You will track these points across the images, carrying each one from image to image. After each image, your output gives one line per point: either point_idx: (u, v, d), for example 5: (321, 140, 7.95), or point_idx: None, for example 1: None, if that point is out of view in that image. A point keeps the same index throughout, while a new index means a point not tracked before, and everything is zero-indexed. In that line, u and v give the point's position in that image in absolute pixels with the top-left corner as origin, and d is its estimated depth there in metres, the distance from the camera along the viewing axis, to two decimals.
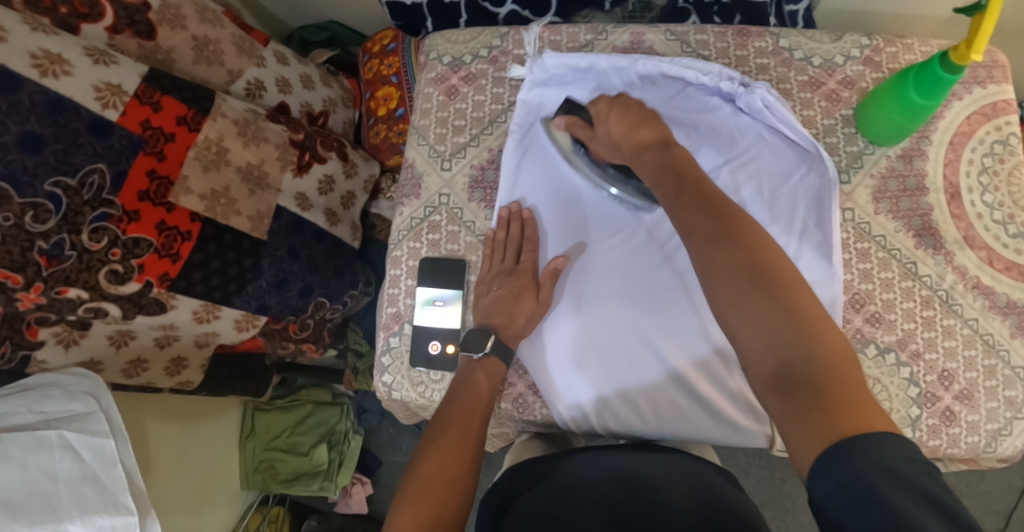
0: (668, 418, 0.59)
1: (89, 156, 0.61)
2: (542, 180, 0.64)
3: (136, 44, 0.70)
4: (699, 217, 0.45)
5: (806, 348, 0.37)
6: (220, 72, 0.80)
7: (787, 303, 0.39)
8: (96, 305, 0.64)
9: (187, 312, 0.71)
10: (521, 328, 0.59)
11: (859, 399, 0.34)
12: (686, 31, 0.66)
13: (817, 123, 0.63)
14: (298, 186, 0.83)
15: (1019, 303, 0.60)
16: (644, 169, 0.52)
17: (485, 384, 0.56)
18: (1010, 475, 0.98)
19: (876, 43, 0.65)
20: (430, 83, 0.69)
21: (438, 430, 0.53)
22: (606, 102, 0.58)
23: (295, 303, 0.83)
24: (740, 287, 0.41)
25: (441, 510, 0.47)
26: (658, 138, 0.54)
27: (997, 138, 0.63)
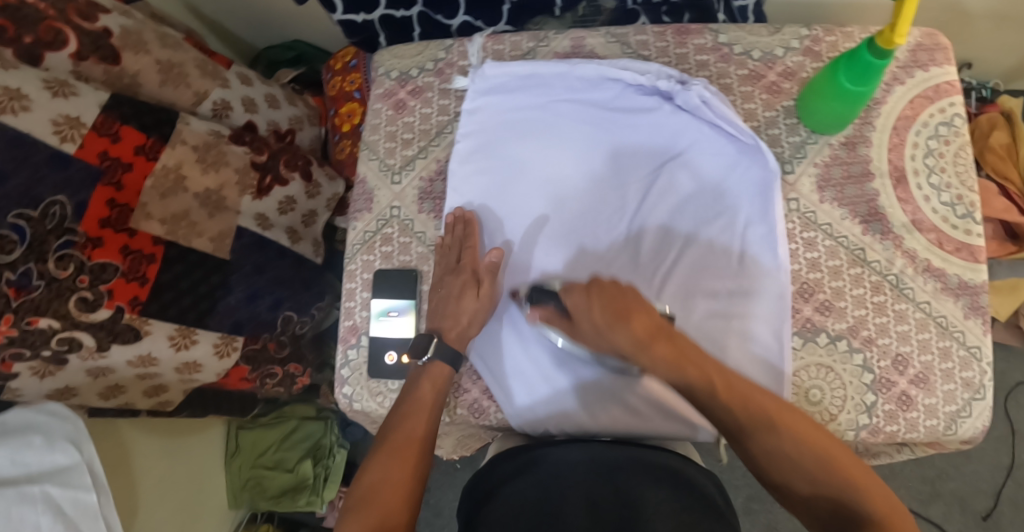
0: (622, 421, 0.59)
1: (52, 188, 0.62)
2: (486, 185, 0.64)
3: (101, 70, 0.71)
4: (733, 401, 0.48)
5: (850, 492, 0.45)
6: (187, 93, 0.81)
7: (821, 456, 0.47)
8: (70, 335, 0.63)
9: (162, 337, 0.72)
10: (465, 328, 0.60)
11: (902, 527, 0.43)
12: (626, 33, 0.66)
13: (758, 116, 0.63)
14: (258, 207, 0.84)
15: (972, 284, 0.60)
16: (649, 354, 0.48)
17: (430, 391, 0.57)
18: (997, 453, 1.00)
19: (816, 33, 0.65)
20: (379, 98, 0.70)
21: (385, 434, 0.55)
22: (581, 292, 0.50)
23: (266, 317, 0.85)
24: (778, 453, 0.47)
25: (388, 512, 0.49)
26: (652, 330, 0.48)
27: (941, 120, 0.63)
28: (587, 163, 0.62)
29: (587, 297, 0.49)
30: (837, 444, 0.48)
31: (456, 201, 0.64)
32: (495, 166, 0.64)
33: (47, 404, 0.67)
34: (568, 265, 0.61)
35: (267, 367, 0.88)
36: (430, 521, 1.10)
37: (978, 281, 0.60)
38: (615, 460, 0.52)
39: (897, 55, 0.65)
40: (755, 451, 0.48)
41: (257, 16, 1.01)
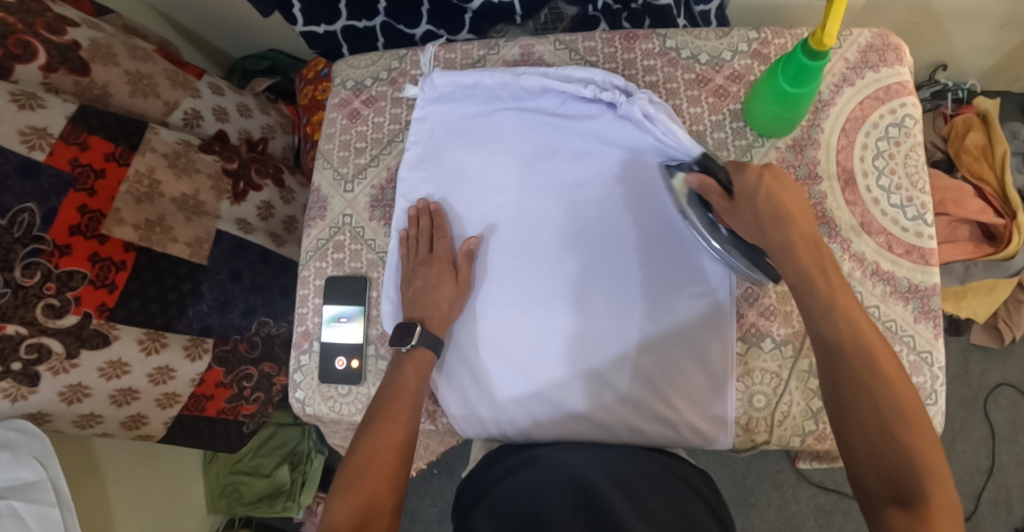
0: (564, 427, 0.60)
1: (18, 196, 0.62)
2: (438, 190, 0.66)
3: (71, 82, 0.71)
4: (850, 329, 0.47)
5: (914, 465, 0.42)
6: (156, 104, 0.81)
7: (904, 425, 0.43)
8: (38, 341, 0.63)
9: (132, 341, 0.71)
10: (445, 313, 0.62)
11: (949, 520, 0.39)
12: (574, 39, 0.67)
13: (704, 120, 0.63)
14: (237, 213, 0.85)
15: (922, 287, 0.59)
16: (792, 258, 0.51)
17: (414, 376, 0.59)
18: (977, 456, 0.99)
19: (765, 36, 0.64)
20: (334, 108, 0.71)
21: (366, 423, 0.55)
22: (753, 174, 0.53)
23: (239, 324, 0.83)
24: (857, 395, 0.45)
25: (373, 497, 0.51)
26: (809, 240, 0.52)
27: (891, 122, 0.62)
28: (530, 170, 0.64)
29: (759, 182, 0.53)
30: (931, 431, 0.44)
31: (406, 205, 0.66)
32: (446, 178, 0.66)
33: (18, 423, 0.64)
34: (512, 273, 0.63)
35: (240, 368, 0.85)
36: (407, 527, 1.10)
37: (929, 284, 0.59)
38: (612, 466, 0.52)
39: (847, 55, 0.64)
40: (840, 388, 0.46)
41: (231, 27, 1.02)
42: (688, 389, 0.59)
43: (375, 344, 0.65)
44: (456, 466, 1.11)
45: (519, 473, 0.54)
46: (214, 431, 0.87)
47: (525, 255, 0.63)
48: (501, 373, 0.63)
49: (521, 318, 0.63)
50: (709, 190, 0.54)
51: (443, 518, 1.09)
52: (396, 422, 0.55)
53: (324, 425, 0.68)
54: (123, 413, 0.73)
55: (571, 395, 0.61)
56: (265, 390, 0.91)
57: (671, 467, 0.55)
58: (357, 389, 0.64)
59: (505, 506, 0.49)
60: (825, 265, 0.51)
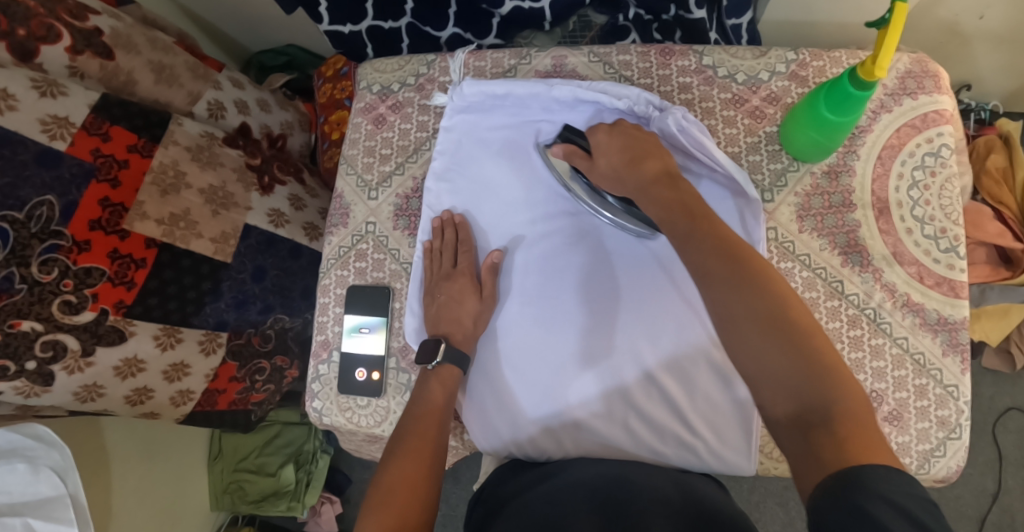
0: (585, 447, 0.60)
1: (36, 189, 0.60)
2: (464, 201, 0.65)
3: (97, 65, 0.69)
4: (710, 242, 0.44)
5: (815, 380, 0.37)
6: (180, 93, 0.80)
7: (795, 336, 0.39)
8: (53, 339, 0.62)
9: (147, 338, 0.70)
10: (471, 330, 0.62)
11: (866, 431, 0.35)
12: (609, 52, 0.66)
13: (739, 142, 0.62)
14: (270, 203, 0.84)
15: (952, 320, 0.59)
16: (651, 196, 0.50)
17: (440, 391, 0.58)
18: (982, 479, 0.99)
19: (803, 57, 0.63)
20: (359, 113, 0.70)
21: (396, 441, 0.55)
22: (604, 132, 0.56)
23: (255, 318, 0.83)
24: (732, 316, 0.41)
25: (403, 512, 0.48)
26: (664, 171, 0.51)
27: (927, 151, 0.61)
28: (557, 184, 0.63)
29: (613, 138, 0.55)
30: (818, 327, 0.40)
31: (431, 215, 0.65)
32: (473, 190, 0.65)
33: (37, 429, 0.65)
34: (536, 290, 0.63)
35: (253, 362, 0.85)
36: None
37: (958, 317, 0.58)
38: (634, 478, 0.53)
39: (885, 81, 0.63)
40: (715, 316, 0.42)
41: (249, 21, 0.99)
42: (713, 412, 0.58)
43: (397, 357, 0.64)
44: (462, 471, 1.11)
45: (542, 485, 0.54)
46: (222, 419, 0.88)
47: (549, 271, 0.63)
48: (522, 391, 0.62)
49: (542, 335, 0.62)
50: (574, 155, 0.58)
51: (447, 522, 1.09)
52: (423, 433, 0.55)
53: (341, 435, 0.67)
54: (138, 408, 0.74)
55: (594, 415, 0.60)
56: (276, 381, 0.91)
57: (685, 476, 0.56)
58: (376, 401, 0.63)
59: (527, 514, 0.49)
60: (681, 189, 0.49)
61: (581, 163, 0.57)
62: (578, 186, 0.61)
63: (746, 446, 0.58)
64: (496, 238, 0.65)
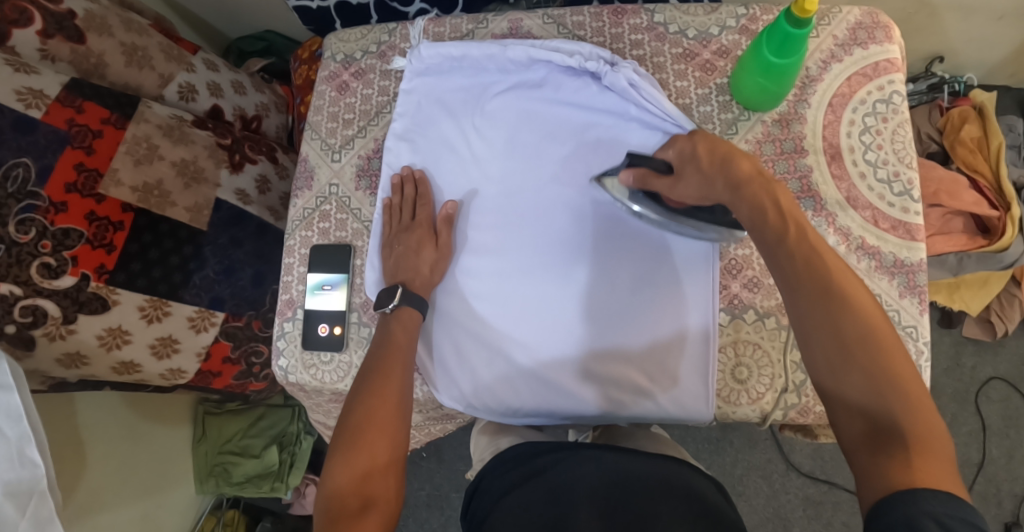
0: (542, 396, 0.60)
1: (13, 150, 0.62)
2: (423, 155, 0.66)
3: (69, 49, 0.72)
4: (808, 255, 0.43)
5: (895, 411, 0.38)
6: (151, 76, 0.81)
7: (869, 356, 0.40)
8: (32, 304, 0.63)
9: (132, 309, 0.71)
10: (427, 278, 0.62)
11: (932, 456, 0.36)
12: (562, 14, 0.67)
13: (690, 94, 0.63)
14: (237, 183, 0.85)
15: (908, 262, 0.58)
16: (742, 202, 0.47)
17: (403, 334, 0.59)
18: (967, 449, 0.98)
19: (753, 12, 0.64)
20: (324, 80, 0.72)
21: (364, 376, 0.57)
22: (686, 140, 0.51)
23: (250, 295, 0.84)
24: (822, 322, 0.41)
25: (373, 455, 0.53)
26: (756, 171, 0.48)
27: (879, 98, 0.62)
28: (514, 144, 0.64)
29: (693, 144, 0.50)
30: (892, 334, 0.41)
31: (391, 173, 0.66)
32: (430, 147, 0.66)
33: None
34: (494, 243, 0.63)
35: (250, 344, 0.85)
36: None
37: (915, 259, 0.58)
38: (629, 465, 0.52)
39: (837, 32, 0.64)
40: (801, 319, 0.42)
41: (228, 7, 1.03)
42: (670, 361, 0.58)
43: (358, 312, 0.65)
44: (445, 450, 1.11)
45: (539, 477, 0.53)
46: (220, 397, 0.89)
47: (509, 229, 0.63)
48: (486, 349, 0.62)
49: (505, 294, 0.62)
50: (648, 177, 0.53)
51: (431, 502, 1.09)
52: (390, 377, 0.57)
53: (307, 394, 0.68)
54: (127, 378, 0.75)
55: (558, 369, 0.60)
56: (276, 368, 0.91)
57: (676, 463, 0.54)
58: (339, 357, 0.64)
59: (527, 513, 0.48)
60: (776, 194, 0.46)
61: (660, 180, 0.52)
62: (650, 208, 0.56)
63: (702, 392, 0.58)
64: (458, 197, 0.65)
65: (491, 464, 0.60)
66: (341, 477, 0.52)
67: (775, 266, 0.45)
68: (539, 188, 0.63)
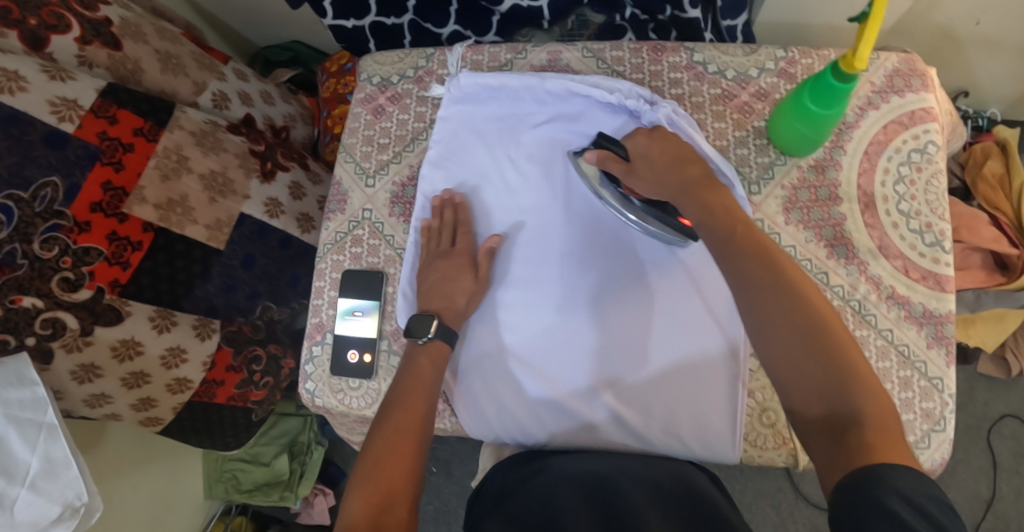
0: (567, 430, 0.61)
1: (42, 169, 0.63)
2: (468, 178, 0.67)
3: (106, 55, 0.72)
4: (749, 248, 0.47)
5: (849, 395, 0.40)
6: (187, 83, 0.82)
7: (830, 352, 0.42)
8: (53, 316, 0.63)
9: (143, 320, 0.71)
10: (462, 307, 0.62)
11: (889, 439, 0.38)
12: (602, 48, 0.67)
13: (728, 135, 0.63)
14: (268, 192, 0.86)
15: (936, 313, 0.59)
16: (688, 200, 0.52)
17: (428, 366, 0.59)
18: (976, 485, 0.99)
19: (792, 55, 0.64)
20: (359, 103, 0.72)
21: (387, 409, 0.56)
22: (646, 136, 0.57)
23: (243, 304, 0.83)
24: (774, 310, 0.44)
25: (392, 486, 0.51)
26: (704, 177, 0.53)
27: (914, 147, 0.62)
28: (548, 176, 0.65)
29: (651, 143, 0.56)
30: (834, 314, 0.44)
31: (428, 195, 0.66)
32: (468, 177, 0.67)
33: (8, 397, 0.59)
34: (523, 275, 0.64)
35: (248, 349, 0.86)
36: None
37: (943, 311, 0.59)
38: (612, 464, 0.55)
39: (873, 79, 0.64)
40: (756, 326, 0.44)
41: (255, 16, 1.03)
42: (698, 402, 0.59)
43: (388, 340, 0.65)
44: (455, 465, 1.12)
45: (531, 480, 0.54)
46: (223, 416, 0.87)
47: (535, 257, 0.64)
48: (513, 378, 0.63)
49: (530, 322, 0.63)
50: (608, 159, 0.58)
51: (440, 516, 1.10)
52: (413, 406, 0.56)
53: (332, 417, 0.68)
54: (134, 396, 0.73)
55: (587, 405, 0.61)
56: (274, 373, 0.91)
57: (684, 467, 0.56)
58: (368, 383, 0.65)
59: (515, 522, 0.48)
60: (722, 195, 0.52)
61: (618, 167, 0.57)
62: (609, 192, 0.60)
63: (730, 435, 0.58)
64: (493, 227, 0.65)
65: (494, 474, 0.61)
66: (358, 508, 0.49)
67: (727, 266, 0.47)
68: (563, 215, 0.64)
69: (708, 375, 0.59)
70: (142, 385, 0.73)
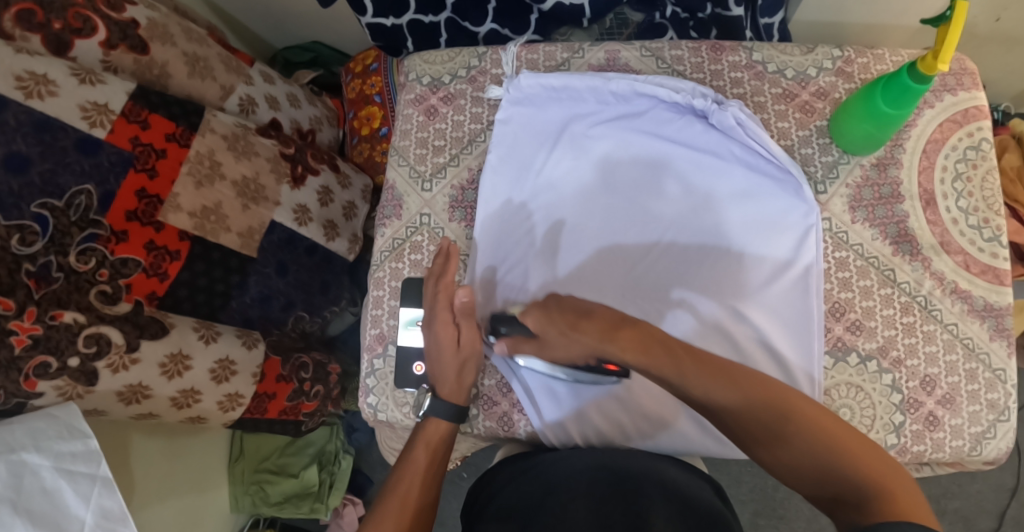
0: (646, 433, 0.61)
1: (76, 176, 0.60)
2: (523, 174, 0.66)
3: (131, 60, 0.68)
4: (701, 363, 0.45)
5: (853, 477, 0.40)
6: (213, 87, 0.78)
7: (811, 434, 0.42)
8: (96, 332, 0.58)
9: (188, 330, 0.67)
10: (459, 377, 0.58)
11: (906, 501, 0.37)
12: (661, 47, 0.67)
13: (792, 135, 0.64)
14: (298, 198, 0.81)
15: (997, 306, 0.60)
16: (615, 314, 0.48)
17: (424, 454, 0.57)
18: (1001, 474, 1.02)
19: (849, 54, 0.65)
20: (410, 104, 0.70)
21: (381, 501, 0.54)
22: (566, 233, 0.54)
23: (278, 317, 0.81)
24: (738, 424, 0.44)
25: None
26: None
27: (969, 144, 0.63)
28: (613, 177, 0.64)
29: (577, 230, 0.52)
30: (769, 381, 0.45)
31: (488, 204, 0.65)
32: (523, 175, 0.66)
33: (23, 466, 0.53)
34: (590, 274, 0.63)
35: (296, 357, 0.83)
36: None
37: (1003, 304, 0.60)
38: (623, 469, 0.52)
39: None
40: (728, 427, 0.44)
41: (277, 16, 1.00)
42: None
43: None
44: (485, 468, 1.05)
45: (523, 477, 0.53)
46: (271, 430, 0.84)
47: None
48: (599, 401, 0.62)
49: None
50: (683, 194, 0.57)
51: None
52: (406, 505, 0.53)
53: (391, 429, 0.67)
54: (183, 413, 0.68)
55: (662, 406, 0.61)
56: (322, 382, 0.89)
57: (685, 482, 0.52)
58: None
59: (512, 517, 0.48)
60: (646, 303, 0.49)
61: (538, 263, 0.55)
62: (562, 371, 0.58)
63: None
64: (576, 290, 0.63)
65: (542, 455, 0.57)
66: None
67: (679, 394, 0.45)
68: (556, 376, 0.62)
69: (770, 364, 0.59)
70: (193, 405, 0.68)
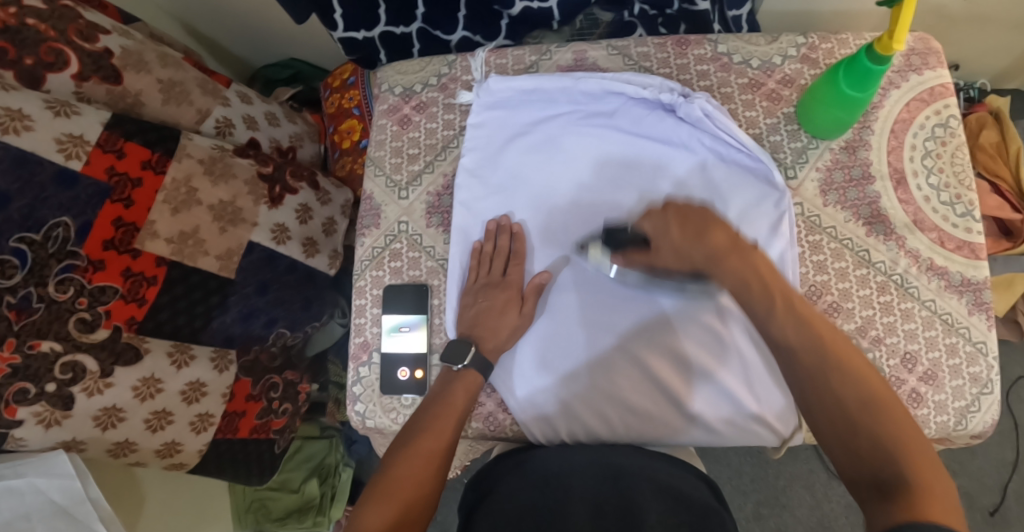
0: (637, 428, 0.61)
1: (54, 209, 0.60)
2: (502, 174, 0.66)
3: (104, 90, 0.70)
4: (796, 319, 0.47)
5: (899, 462, 0.40)
6: (189, 111, 0.79)
7: (876, 421, 0.42)
8: (72, 360, 0.59)
9: (162, 355, 0.68)
10: (503, 339, 0.61)
11: (936, 499, 0.37)
12: (626, 45, 0.68)
13: (760, 123, 0.65)
14: (276, 218, 0.82)
15: (974, 280, 0.61)
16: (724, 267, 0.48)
17: (462, 396, 0.57)
18: (1002, 449, 1.02)
19: (812, 40, 0.66)
20: (384, 114, 0.71)
21: (408, 436, 0.53)
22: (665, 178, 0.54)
23: (259, 333, 0.81)
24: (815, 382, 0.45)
25: (400, 512, 0.47)
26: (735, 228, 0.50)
27: (937, 122, 0.64)
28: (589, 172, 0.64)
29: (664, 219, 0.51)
30: (890, 390, 0.44)
31: (466, 211, 0.66)
32: (503, 175, 0.66)
33: None
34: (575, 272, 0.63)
35: (267, 377, 0.85)
36: None
37: (980, 277, 0.60)
38: (621, 466, 0.52)
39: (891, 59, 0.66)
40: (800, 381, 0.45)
41: (255, 36, 1.02)
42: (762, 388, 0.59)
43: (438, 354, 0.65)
44: None
45: (523, 469, 0.54)
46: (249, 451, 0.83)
47: (565, 311, 0.63)
48: (591, 398, 0.61)
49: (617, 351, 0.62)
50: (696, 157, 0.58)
51: None
52: (436, 440, 0.52)
53: (380, 436, 0.67)
54: (157, 440, 0.69)
55: (654, 401, 0.61)
56: (291, 400, 0.91)
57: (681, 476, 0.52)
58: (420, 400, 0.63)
59: (512, 503, 0.49)
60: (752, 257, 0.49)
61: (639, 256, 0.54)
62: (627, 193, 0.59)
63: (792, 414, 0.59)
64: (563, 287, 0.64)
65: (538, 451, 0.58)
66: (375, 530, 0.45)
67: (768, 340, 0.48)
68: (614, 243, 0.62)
69: (759, 354, 0.59)
70: (166, 427, 0.69)
